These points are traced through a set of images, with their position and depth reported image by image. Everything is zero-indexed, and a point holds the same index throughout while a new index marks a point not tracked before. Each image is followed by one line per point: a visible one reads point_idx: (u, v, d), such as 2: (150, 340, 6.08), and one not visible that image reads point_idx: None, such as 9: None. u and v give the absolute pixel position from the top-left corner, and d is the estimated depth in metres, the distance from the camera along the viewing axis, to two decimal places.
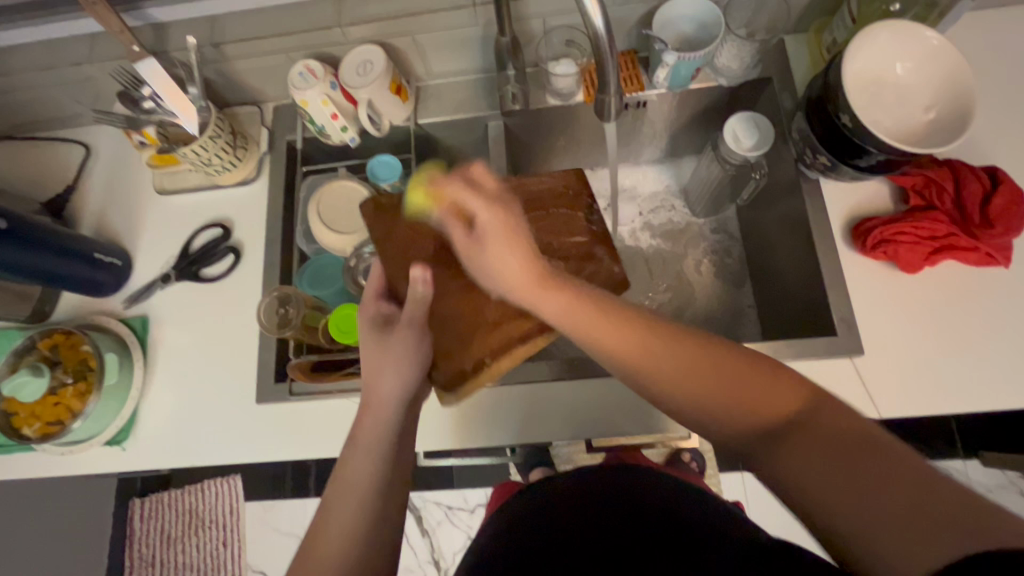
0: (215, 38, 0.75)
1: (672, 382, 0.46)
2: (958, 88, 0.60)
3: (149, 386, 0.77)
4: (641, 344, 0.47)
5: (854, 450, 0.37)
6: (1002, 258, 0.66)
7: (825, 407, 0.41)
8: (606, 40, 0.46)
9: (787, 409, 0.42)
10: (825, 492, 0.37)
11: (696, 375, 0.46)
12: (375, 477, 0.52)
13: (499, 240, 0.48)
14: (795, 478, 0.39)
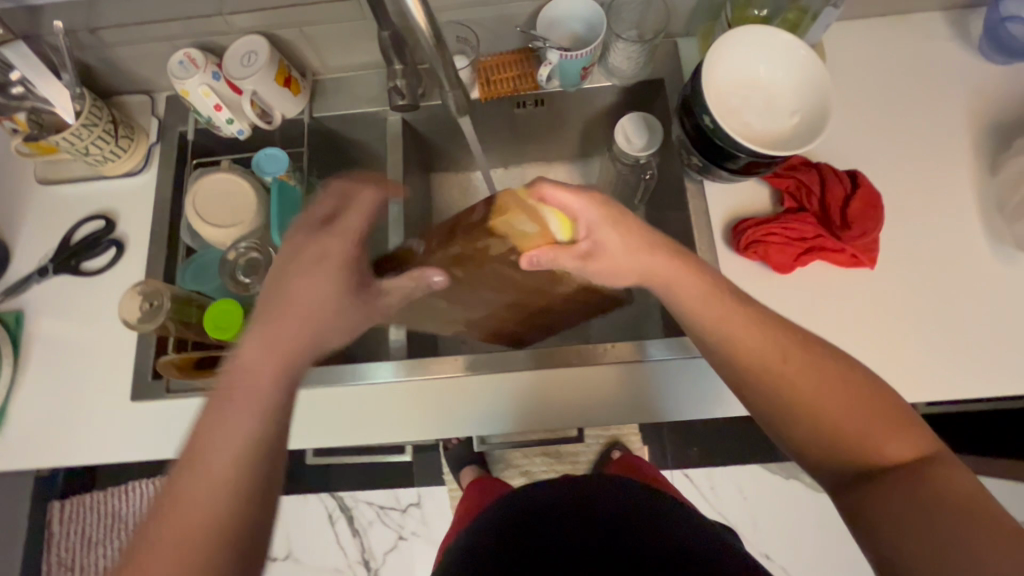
0: (92, 23, 0.72)
1: (804, 400, 0.51)
2: (818, 94, 0.62)
3: (21, 383, 0.74)
4: (781, 354, 0.52)
5: (943, 506, 0.45)
6: (868, 260, 0.68)
7: (942, 469, 0.47)
8: (434, 35, 0.46)
9: (900, 458, 0.49)
10: (919, 534, 0.45)
11: (772, 362, 0.52)
12: (237, 456, 0.45)
13: (614, 233, 0.55)
14: (895, 517, 0.46)
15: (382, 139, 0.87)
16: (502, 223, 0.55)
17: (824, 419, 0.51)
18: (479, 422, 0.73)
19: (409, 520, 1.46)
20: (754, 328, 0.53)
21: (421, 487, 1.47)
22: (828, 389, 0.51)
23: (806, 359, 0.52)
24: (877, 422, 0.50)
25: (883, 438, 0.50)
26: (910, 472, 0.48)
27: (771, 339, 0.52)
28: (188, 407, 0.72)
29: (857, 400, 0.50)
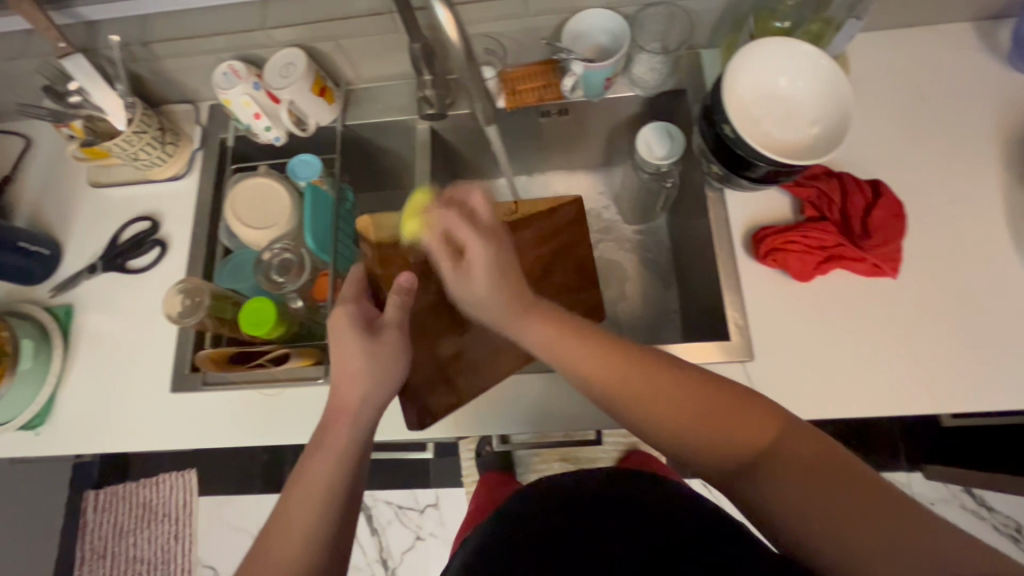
0: (145, 37, 0.78)
1: (677, 429, 0.53)
2: (838, 103, 0.63)
3: (69, 373, 0.79)
4: (630, 377, 0.54)
5: (826, 479, 0.46)
6: (890, 269, 0.68)
7: (793, 439, 0.49)
8: (461, 48, 0.49)
9: (761, 442, 0.50)
10: (807, 523, 0.45)
11: (632, 395, 0.54)
12: (331, 483, 0.56)
13: (490, 270, 0.58)
14: (786, 506, 0.47)
15: (410, 147, 0.91)
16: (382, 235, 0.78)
17: (711, 433, 0.52)
18: (501, 424, 0.74)
19: (428, 520, 1.48)
20: (608, 354, 0.56)
21: (441, 488, 1.49)
22: (699, 402, 0.53)
23: (674, 375, 0.54)
24: (728, 418, 0.51)
25: (747, 433, 0.51)
26: (783, 458, 0.49)
27: (628, 374, 0.55)
28: (223, 399, 0.76)
29: (721, 412, 0.52)
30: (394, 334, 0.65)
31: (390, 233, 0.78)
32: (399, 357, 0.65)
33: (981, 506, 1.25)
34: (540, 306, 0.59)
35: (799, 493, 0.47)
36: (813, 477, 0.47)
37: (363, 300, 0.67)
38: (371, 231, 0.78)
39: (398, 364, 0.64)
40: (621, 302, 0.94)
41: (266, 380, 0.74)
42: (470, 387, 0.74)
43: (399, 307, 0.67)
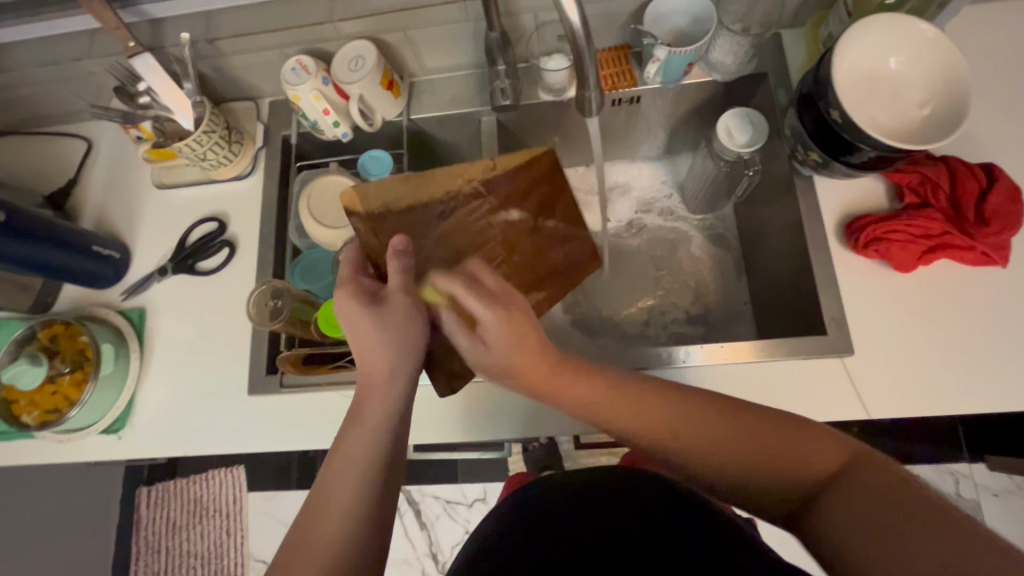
0: (210, 34, 0.76)
1: (727, 468, 0.50)
2: (952, 82, 0.59)
3: (145, 377, 0.79)
4: (667, 412, 0.52)
5: (887, 510, 0.41)
6: (999, 258, 0.65)
7: (860, 471, 0.45)
8: (584, 36, 0.47)
9: (829, 467, 0.47)
10: (860, 547, 0.41)
11: (677, 429, 0.52)
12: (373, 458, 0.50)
13: (505, 335, 0.52)
14: (839, 536, 0.43)
15: (472, 138, 0.88)
16: (369, 207, 0.63)
17: (761, 468, 0.49)
18: (584, 424, 0.71)
19: (475, 516, 1.45)
20: (643, 405, 0.53)
21: (488, 483, 1.46)
22: (751, 441, 0.50)
23: (715, 414, 0.51)
24: (774, 444, 0.49)
25: (798, 470, 0.48)
26: (841, 490, 0.44)
27: (662, 418, 0.52)
28: (300, 401, 0.75)
29: (766, 433, 0.49)
30: (402, 299, 0.56)
31: (377, 204, 0.64)
32: (413, 327, 0.56)
33: None
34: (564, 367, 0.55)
35: (860, 520, 0.42)
36: (882, 514, 0.41)
37: (360, 276, 0.58)
38: (360, 206, 0.63)
39: (415, 334, 0.56)
40: (690, 294, 0.90)
41: (345, 382, 0.73)
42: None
43: (401, 274, 0.57)
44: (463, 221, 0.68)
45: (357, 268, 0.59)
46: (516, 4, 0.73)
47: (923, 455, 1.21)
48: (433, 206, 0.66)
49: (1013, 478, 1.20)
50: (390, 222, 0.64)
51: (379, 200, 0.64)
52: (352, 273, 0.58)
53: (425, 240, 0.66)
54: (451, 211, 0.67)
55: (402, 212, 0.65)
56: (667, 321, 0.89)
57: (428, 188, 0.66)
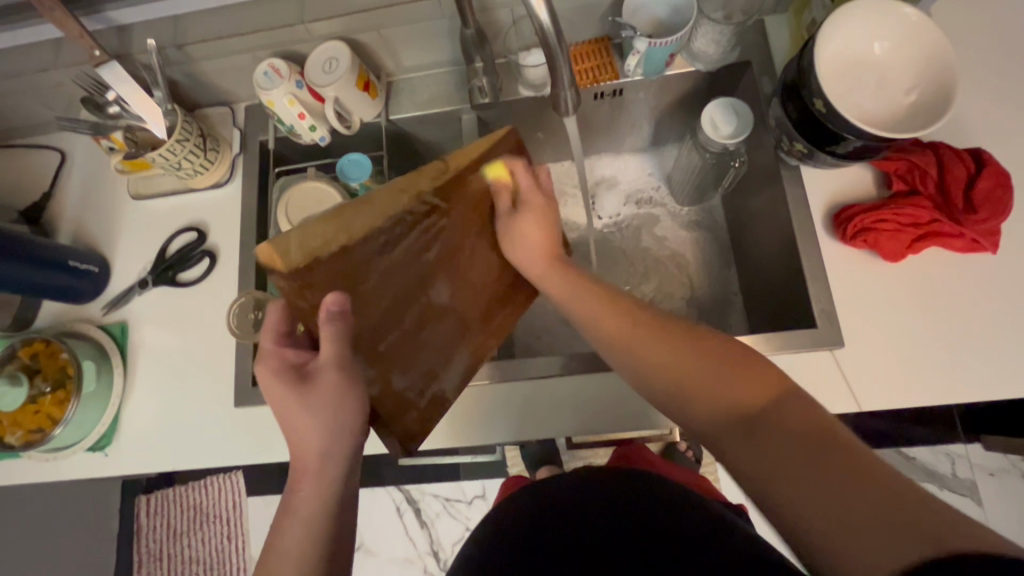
0: (178, 39, 0.74)
1: (681, 393, 0.48)
2: (938, 68, 0.58)
3: (130, 391, 0.78)
4: (644, 343, 0.52)
5: (817, 455, 0.38)
6: (990, 245, 0.64)
7: (798, 404, 0.42)
8: (554, 32, 0.45)
9: (827, 424, 0.40)
10: (783, 488, 0.38)
11: (660, 368, 0.50)
12: (307, 545, 0.50)
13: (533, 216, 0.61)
14: (765, 474, 0.39)
15: (453, 137, 0.86)
16: (292, 266, 0.45)
17: (706, 395, 0.46)
18: (574, 425, 0.71)
19: (476, 512, 1.45)
20: (653, 341, 0.51)
21: (487, 480, 1.45)
22: (713, 373, 0.47)
23: (660, 333, 0.52)
24: (734, 385, 0.45)
25: (739, 395, 0.44)
26: (770, 420, 0.42)
27: (613, 325, 0.54)
28: None
29: (702, 365, 0.48)
30: (329, 380, 0.51)
31: (303, 258, 0.45)
32: (342, 413, 0.53)
33: None
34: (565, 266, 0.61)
35: (786, 458, 0.39)
36: (810, 458, 0.38)
37: (286, 347, 0.56)
38: (280, 263, 0.45)
39: (347, 412, 0.53)
40: (680, 288, 0.89)
41: None
42: (449, 378, 0.62)
43: (331, 342, 0.49)
44: (413, 254, 0.51)
45: (282, 338, 0.56)
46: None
47: (921, 437, 1.21)
48: (374, 237, 0.47)
49: (1009, 457, 1.20)
50: (321, 275, 0.46)
51: (304, 252, 0.45)
52: (274, 339, 0.56)
53: (367, 285, 0.50)
54: (398, 242, 0.49)
55: (333, 259, 0.46)
56: (658, 315, 0.88)
57: (364, 219, 0.47)
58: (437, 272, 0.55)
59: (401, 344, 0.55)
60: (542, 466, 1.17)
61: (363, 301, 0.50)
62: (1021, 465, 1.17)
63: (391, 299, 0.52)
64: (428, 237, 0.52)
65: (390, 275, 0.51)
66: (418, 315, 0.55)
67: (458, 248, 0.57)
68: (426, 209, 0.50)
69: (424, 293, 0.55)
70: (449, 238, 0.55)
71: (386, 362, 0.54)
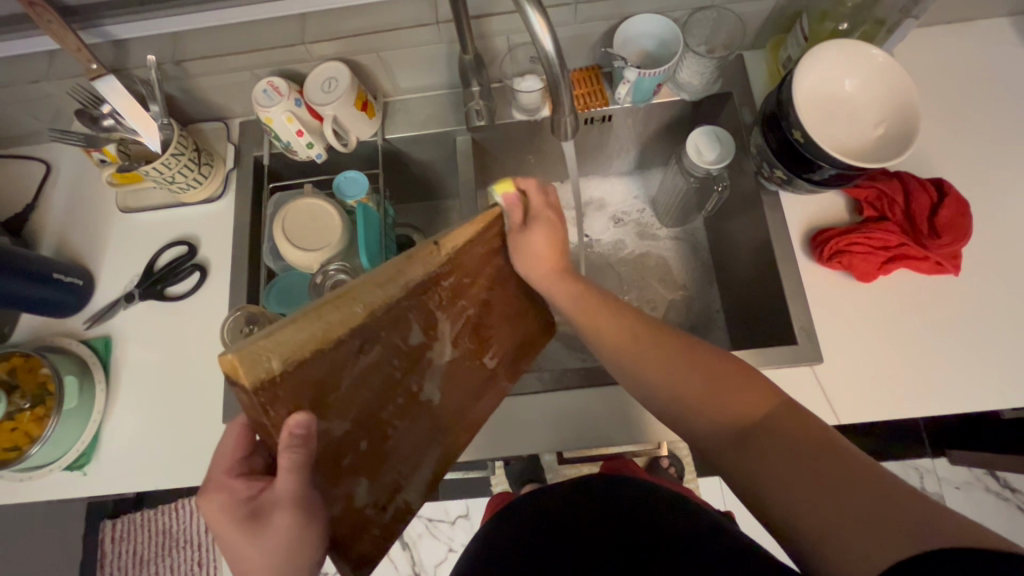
0: (177, 55, 0.74)
1: (676, 398, 0.53)
2: (903, 104, 0.63)
3: (112, 408, 0.76)
4: (631, 333, 0.58)
5: (828, 473, 0.43)
6: (952, 267, 0.69)
7: (785, 412, 0.49)
8: (557, 61, 0.48)
9: (754, 414, 0.50)
10: (794, 501, 0.44)
11: (636, 355, 0.56)
12: None
13: (546, 230, 0.60)
14: (764, 481, 0.46)
15: (447, 157, 0.88)
16: (256, 378, 0.37)
17: (710, 405, 0.52)
18: (565, 442, 0.72)
19: (458, 533, 1.43)
20: (613, 318, 0.59)
21: (471, 500, 1.44)
22: (710, 398, 0.52)
23: (688, 356, 0.55)
24: (731, 400, 0.51)
25: (733, 406, 0.51)
26: (765, 429, 0.48)
27: (633, 335, 0.57)
28: None
29: (713, 369, 0.53)
30: (284, 519, 0.44)
31: (279, 366, 0.38)
32: (302, 547, 0.44)
33: (1005, 488, 1.25)
34: (571, 273, 0.62)
35: (797, 478, 0.44)
36: (818, 475, 0.43)
37: (236, 476, 0.49)
38: (244, 377, 0.37)
39: (299, 548, 0.44)
40: (665, 305, 0.92)
41: None
42: (413, 487, 0.56)
43: (287, 473, 0.42)
44: (395, 349, 0.48)
45: (235, 466, 0.50)
46: (488, 27, 0.74)
47: (890, 452, 1.26)
48: (354, 338, 0.43)
49: (972, 470, 1.26)
50: (287, 386, 0.40)
51: (277, 360, 0.38)
52: (228, 468, 0.49)
53: (336, 394, 0.44)
54: (376, 341, 0.46)
55: (304, 363, 0.40)
56: None
57: (343, 317, 0.42)
58: (425, 365, 0.53)
59: (370, 456, 0.49)
60: (528, 484, 1.17)
61: (334, 409, 0.44)
62: (983, 478, 1.23)
63: (365, 406, 0.47)
64: (416, 327, 0.50)
65: (371, 382, 0.47)
66: (395, 414, 0.51)
67: (445, 337, 0.54)
68: (413, 299, 0.48)
69: (402, 390, 0.51)
70: (439, 332, 0.53)
71: (350, 476, 0.48)
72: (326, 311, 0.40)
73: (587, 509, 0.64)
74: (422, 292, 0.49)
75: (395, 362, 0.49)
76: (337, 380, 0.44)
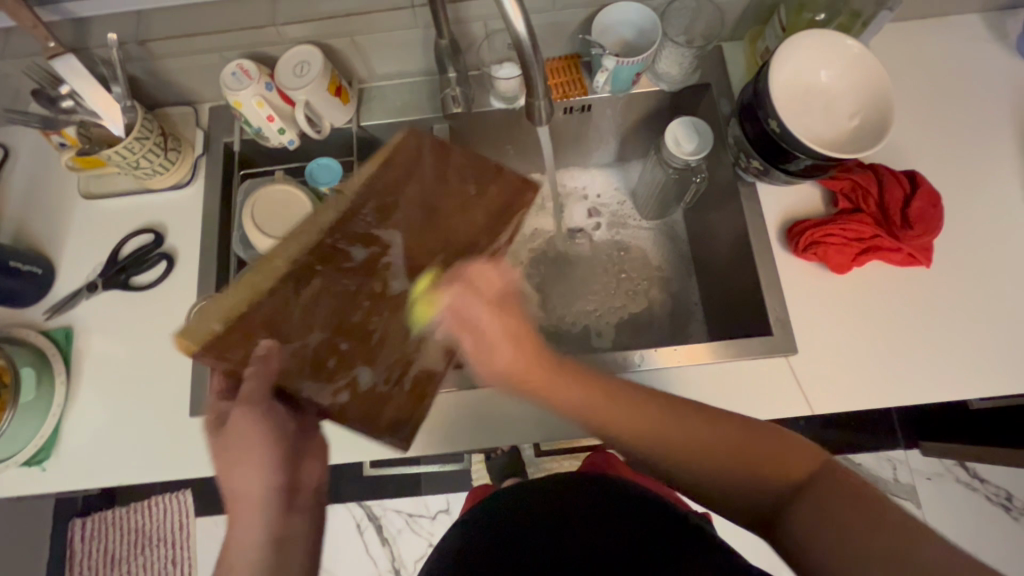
0: (141, 35, 0.71)
1: (683, 451, 0.54)
2: (877, 95, 0.64)
3: (73, 401, 0.73)
4: (606, 407, 0.54)
5: (858, 514, 0.47)
6: (924, 259, 0.69)
7: (829, 475, 0.51)
8: (529, 42, 0.46)
9: (799, 472, 0.52)
10: (840, 551, 0.46)
11: (596, 416, 0.55)
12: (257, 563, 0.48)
13: (501, 339, 0.54)
14: (819, 539, 0.48)
15: None
16: (203, 341, 0.48)
17: (734, 460, 0.53)
18: (542, 434, 0.71)
19: (439, 528, 1.42)
20: (604, 397, 0.55)
21: (451, 494, 1.43)
22: (725, 445, 0.53)
23: (689, 414, 0.54)
24: (755, 456, 0.52)
25: (771, 461, 0.52)
26: (819, 492, 0.50)
27: (605, 397, 0.55)
28: None
29: (744, 441, 0.53)
30: (246, 412, 0.51)
31: (221, 324, 0.49)
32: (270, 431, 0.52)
33: (974, 479, 1.28)
34: (547, 365, 0.55)
35: (844, 531, 0.47)
36: (856, 525, 0.47)
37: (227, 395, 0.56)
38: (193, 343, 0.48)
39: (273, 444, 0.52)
40: (644, 297, 0.92)
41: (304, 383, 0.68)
42: (429, 358, 0.56)
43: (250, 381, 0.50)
44: (338, 272, 0.52)
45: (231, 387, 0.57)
46: (465, 12, 0.72)
47: (864, 443, 1.28)
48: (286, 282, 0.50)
49: (943, 461, 1.28)
50: (235, 341, 0.49)
51: (219, 318, 0.49)
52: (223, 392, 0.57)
53: (288, 324, 0.50)
54: (313, 275, 0.51)
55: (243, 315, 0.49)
56: (623, 325, 0.90)
57: (267, 275, 0.50)
58: (384, 269, 0.53)
59: (354, 352, 0.53)
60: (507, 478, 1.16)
61: (294, 336, 0.51)
62: (953, 469, 1.26)
63: (327, 313, 0.52)
64: (353, 245, 0.52)
65: (322, 300, 0.51)
66: (366, 311, 0.53)
67: (396, 232, 0.54)
68: (335, 235, 0.52)
69: (366, 296, 0.53)
70: (387, 242, 0.54)
71: (341, 372, 0.52)
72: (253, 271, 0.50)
73: (573, 511, 0.62)
74: (347, 223, 0.52)
75: (343, 281, 0.52)
76: (284, 311, 0.50)
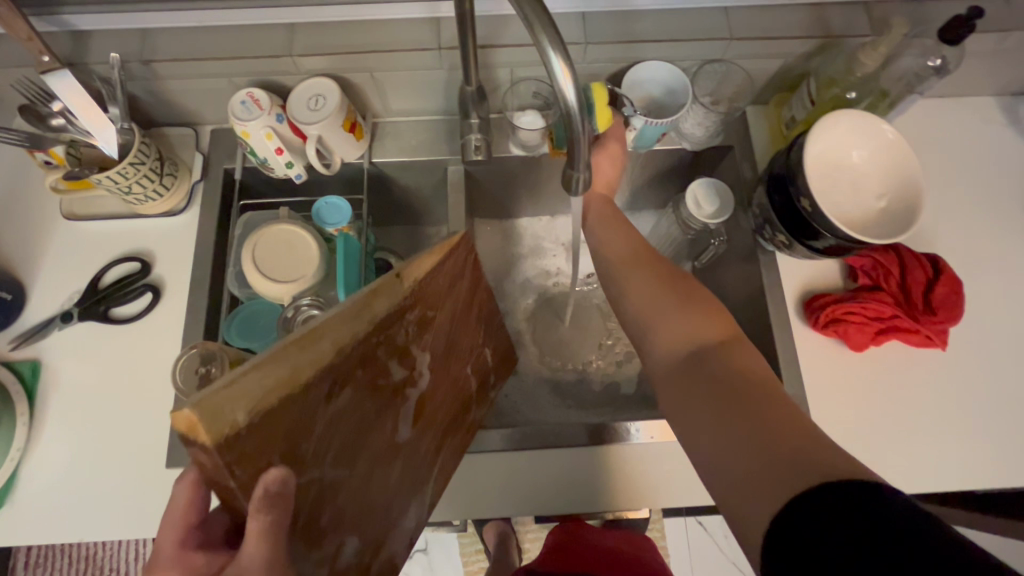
0: (145, 55, 0.67)
1: (645, 308, 0.56)
2: (906, 180, 0.63)
3: (35, 443, 0.66)
4: (638, 254, 0.61)
5: (736, 403, 0.45)
6: (940, 342, 0.69)
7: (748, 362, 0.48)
8: (577, 113, 0.44)
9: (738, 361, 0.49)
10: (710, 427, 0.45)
11: (624, 259, 0.61)
12: None
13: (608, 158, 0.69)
14: (692, 410, 0.47)
15: (437, 184, 0.83)
16: (218, 435, 0.33)
17: (688, 329, 0.52)
18: (543, 505, 0.66)
19: (415, 569, 1.35)
20: (625, 231, 0.64)
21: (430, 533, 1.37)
22: (679, 316, 0.53)
23: (667, 280, 0.57)
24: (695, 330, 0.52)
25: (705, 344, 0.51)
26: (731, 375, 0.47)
27: (637, 251, 0.62)
28: None
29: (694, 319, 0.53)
30: None
31: (249, 419, 0.35)
32: None
33: None
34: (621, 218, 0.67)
35: (722, 414, 0.45)
36: (729, 401, 0.45)
37: (195, 552, 0.43)
38: (205, 437, 0.32)
39: None
40: None
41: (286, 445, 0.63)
42: (397, 538, 0.55)
43: (258, 542, 0.37)
44: (368, 387, 0.46)
45: (190, 539, 0.44)
46: (493, 57, 0.70)
47: None
48: (321, 381, 0.40)
49: None
50: (256, 444, 0.36)
51: (245, 409, 0.35)
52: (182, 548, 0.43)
53: (308, 443, 0.40)
54: (347, 382, 0.43)
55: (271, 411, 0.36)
56: (628, 382, 0.87)
57: (310, 360, 0.39)
58: (399, 398, 0.51)
59: (349, 505, 0.46)
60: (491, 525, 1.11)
61: (311, 459, 0.41)
62: None
63: (344, 446, 0.44)
64: (390, 364, 0.49)
65: (347, 426, 0.44)
66: (370, 456, 0.48)
67: (417, 360, 0.53)
68: (379, 336, 0.46)
69: (376, 433, 0.49)
70: (411, 367, 0.52)
71: (332, 533, 0.45)
72: (298, 348, 0.38)
73: None
74: (388, 327, 0.47)
75: (367, 403, 0.47)
76: (311, 426, 0.40)
